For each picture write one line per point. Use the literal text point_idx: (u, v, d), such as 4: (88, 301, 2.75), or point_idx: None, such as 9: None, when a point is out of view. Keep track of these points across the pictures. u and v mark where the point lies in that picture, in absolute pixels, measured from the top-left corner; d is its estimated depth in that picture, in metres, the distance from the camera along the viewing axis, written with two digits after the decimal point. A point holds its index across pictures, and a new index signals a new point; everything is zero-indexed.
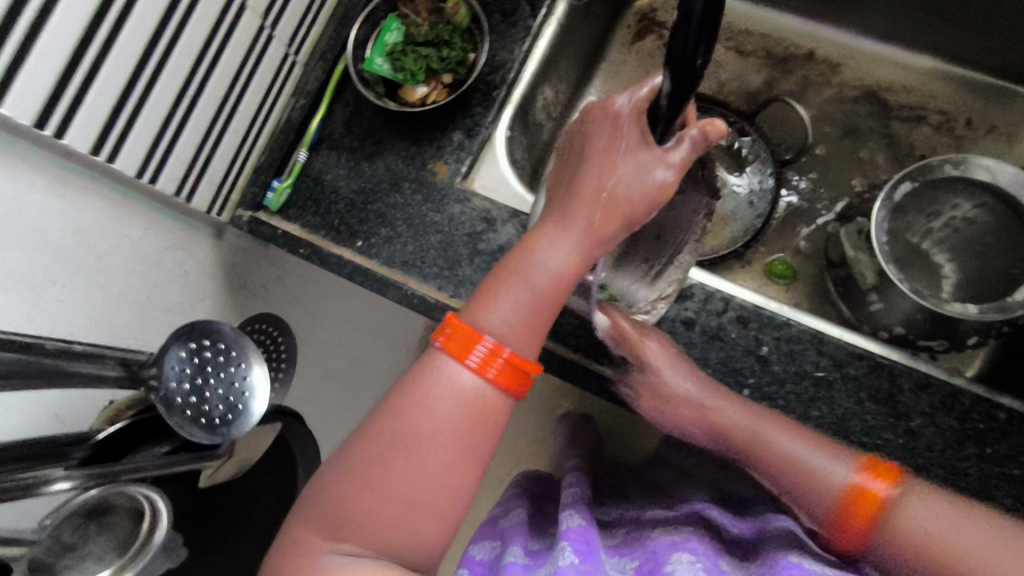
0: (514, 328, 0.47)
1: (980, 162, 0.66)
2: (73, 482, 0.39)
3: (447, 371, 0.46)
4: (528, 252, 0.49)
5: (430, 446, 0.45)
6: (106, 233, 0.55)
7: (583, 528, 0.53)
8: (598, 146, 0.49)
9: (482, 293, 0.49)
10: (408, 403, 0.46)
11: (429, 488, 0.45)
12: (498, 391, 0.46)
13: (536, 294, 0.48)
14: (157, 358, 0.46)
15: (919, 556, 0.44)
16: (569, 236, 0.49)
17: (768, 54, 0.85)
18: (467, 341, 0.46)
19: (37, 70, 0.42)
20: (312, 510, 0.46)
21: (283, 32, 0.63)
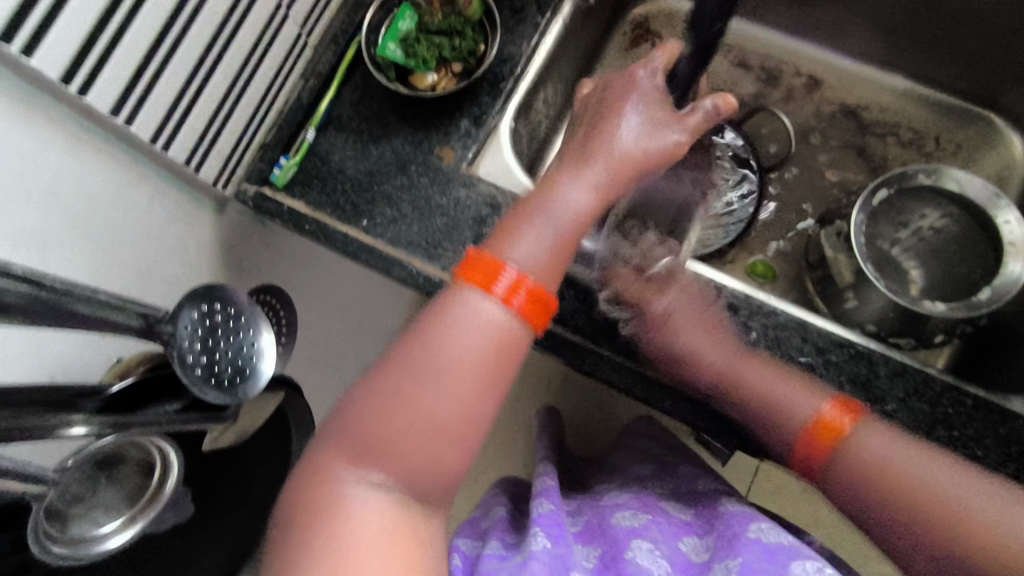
0: (537, 260, 0.49)
1: (951, 173, 0.71)
2: (90, 429, 0.40)
3: (473, 301, 0.47)
4: (551, 190, 0.52)
5: (455, 377, 0.47)
6: (116, 196, 0.55)
7: (553, 512, 0.57)
8: (617, 107, 0.54)
9: (503, 234, 0.51)
10: (437, 331, 0.47)
11: (450, 418, 0.47)
12: (520, 322, 0.47)
13: (558, 229, 0.51)
14: (172, 316, 0.46)
15: (873, 491, 0.51)
16: (591, 175, 0.52)
17: (755, 67, 0.89)
18: (492, 271, 0.47)
19: (69, 26, 0.43)
20: (340, 433, 0.47)
21: (298, 13, 0.64)
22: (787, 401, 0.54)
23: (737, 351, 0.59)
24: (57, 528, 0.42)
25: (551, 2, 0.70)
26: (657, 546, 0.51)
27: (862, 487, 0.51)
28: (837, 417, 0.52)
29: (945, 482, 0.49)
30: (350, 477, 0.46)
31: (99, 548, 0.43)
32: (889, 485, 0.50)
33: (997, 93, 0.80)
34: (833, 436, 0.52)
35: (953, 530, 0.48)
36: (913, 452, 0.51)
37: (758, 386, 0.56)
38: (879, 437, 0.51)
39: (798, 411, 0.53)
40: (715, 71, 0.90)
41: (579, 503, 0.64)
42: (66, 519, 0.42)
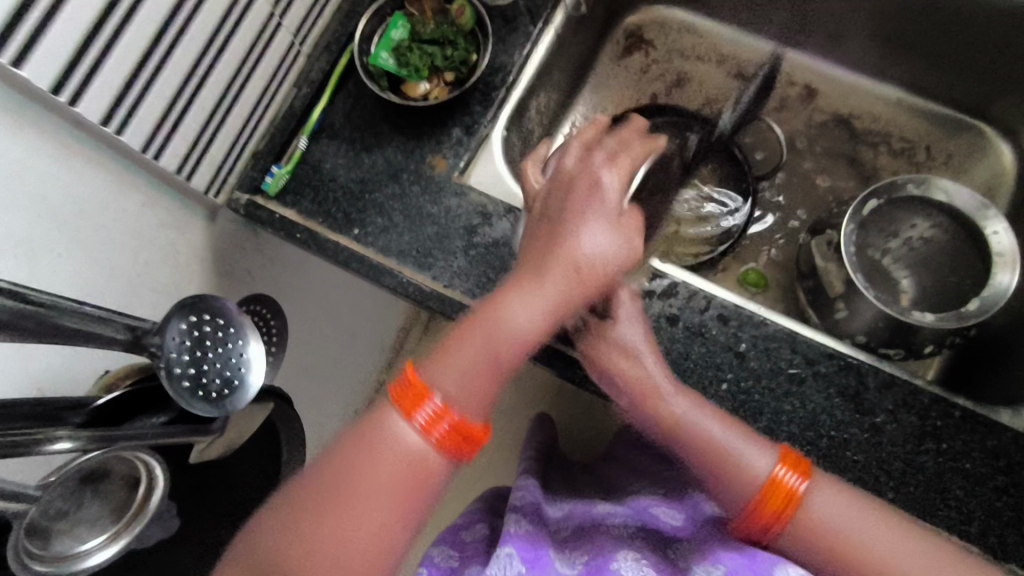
0: (468, 389, 0.49)
1: (940, 184, 0.71)
2: (75, 444, 0.40)
3: (394, 428, 0.46)
4: (495, 311, 0.51)
5: (379, 491, 0.46)
6: (106, 206, 0.55)
7: (527, 532, 0.54)
8: (573, 215, 0.53)
9: (441, 356, 0.50)
10: (359, 449, 0.46)
11: (372, 535, 0.45)
12: (443, 452, 0.47)
13: (495, 359, 0.50)
14: (159, 328, 0.46)
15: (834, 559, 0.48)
16: (541, 299, 0.51)
17: (747, 76, 0.90)
18: (420, 396, 0.47)
19: (61, 36, 0.43)
20: (255, 548, 0.45)
21: (291, 21, 0.64)
22: (735, 458, 0.50)
23: (726, 362, 0.59)
24: (39, 545, 0.41)
25: (543, 11, 0.70)
26: (642, 559, 0.52)
27: (812, 555, 0.48)
28: (792, 483, 0.48)
29: (898, 551, 0.47)
30: None
31: (82, 565, 0.43)
32: (847, 552, 0.48)
33: (986, 104, 0.81)
34: (787, 502, 0.48)
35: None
36: (862, 521, 0.48)
37: (706, 435, 0.52)
38: (828, 494, 0.49)
39: (749, 472, 0.50)
40: (708, 80, 0.90)
41: (570, 507, 0.64)
42: (49, 536, 0.42)
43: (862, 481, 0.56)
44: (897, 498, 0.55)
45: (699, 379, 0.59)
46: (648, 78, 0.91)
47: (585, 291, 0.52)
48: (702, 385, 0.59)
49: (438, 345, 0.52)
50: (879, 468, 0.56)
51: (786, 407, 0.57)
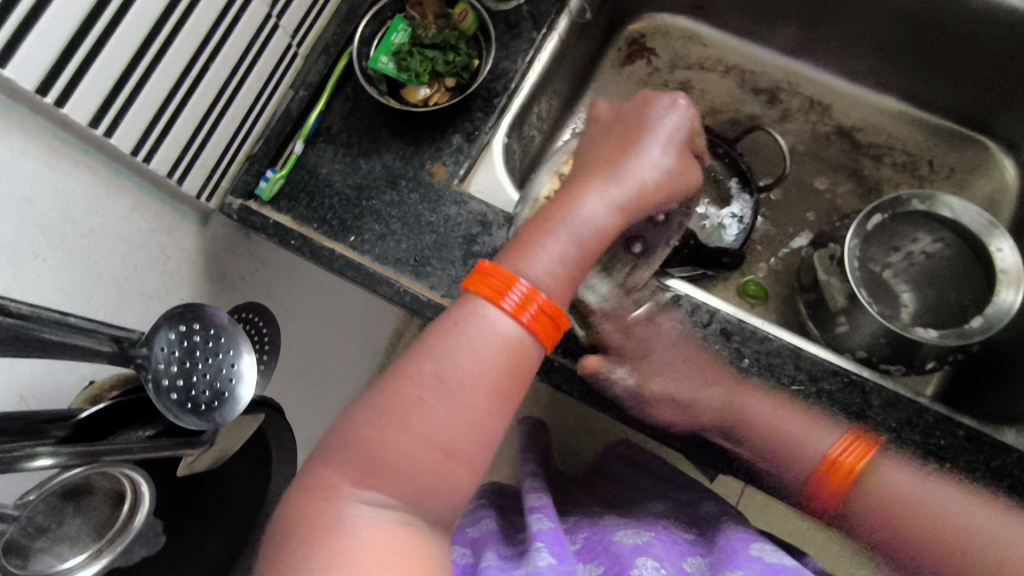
0: (558, 275, 0.49)
1: (945, 200, 0.70)
2: (56, 460, 0.38)
3: (484, 318, 0.47)
4: (571, 204, 0.52)
5: (468, 390, 0.46)
6: (94, 210, 0.53)
7: (553, 530, 0.55)
8: (644, 130, 0.56)
9: (520, 247, 0.50)
10: (449, 348, 0.46)
11: (461, 437, 0.45)
12: (532, 337, 0.47)
13: (581, 244, 0.51)
14: (146, 339, 0.45)
15: (892, 523, 0.51)
16: (611, 196, 0.53)
17: (750, 86, 0.89)
18: (503, 284, 0.47)
19: (44, 39, 0.41)
20: (339, 449, 0.45)
21: (289, 23, 0.63)
22: (806, 444, 0.53)
23: (728, 380, 0.58)
24: (17, 563, 0.40)
25: (547, 17, 0.69)
26: (663, 565, 0.50)
27: (877, 519, 0.51)
28: (851, 455, 0.52)
29: (979, 517, 0.50)
30: (353, 500, 0.43)
31: None
32: (903, 513, 0.51)
33: (990, 118, 0.80)
34: (846, 474, 0.52)
35: (955, 551, 0.49)
36: (972, 510, 0.51)
37: (762, 417, 0.56)
38: (886, 468, 0.52)
39: (812, 451, 0.53)
40: (711, 89, 0.90)
41: (576, 521, 0.63)
42: (27, 555, 0.41)
43: None
44: None
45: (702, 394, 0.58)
46: (652, 86, 0.90)
47: (655, 196, 0.55)
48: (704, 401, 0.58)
49: (513, 239, 0.52)
50: None
51: None
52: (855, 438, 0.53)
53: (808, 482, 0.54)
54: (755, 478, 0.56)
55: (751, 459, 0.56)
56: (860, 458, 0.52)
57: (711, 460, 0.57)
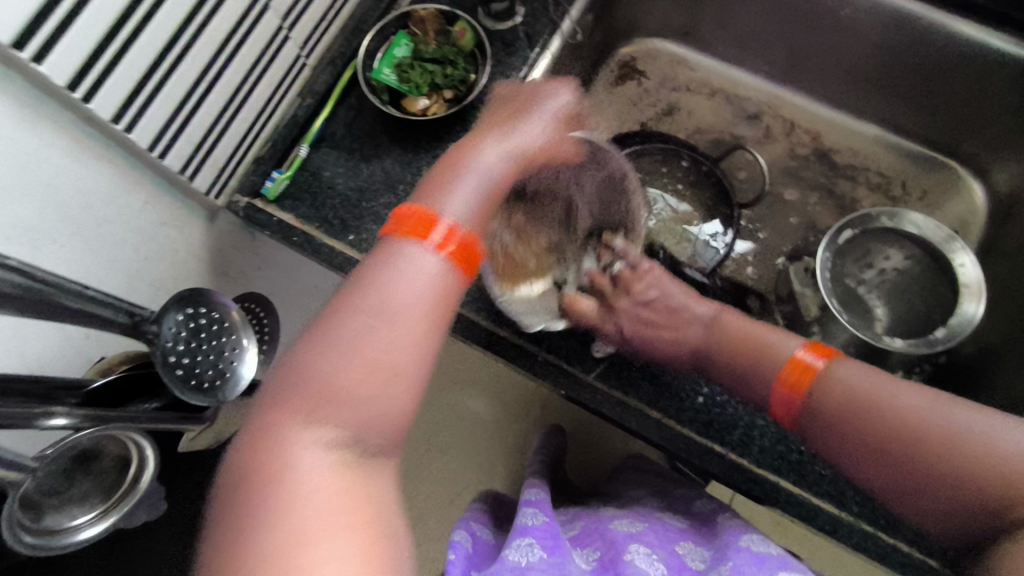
0: (467, 214, 0.49)
1: (910, 217, 0.75)
2: (70, 420, 0.41)
3: (410, 253, 0.46)
4: (462, 162, 0.52)
5: (408, 318, 0.44)
6: (111, 200, 0.57)
7: (545, 525, 0.55)
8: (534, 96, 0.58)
9: (423, 197, 0.50)
10: (387, 279, 0.44)
11: (400, 367, 0.43)
12: (452, 269, 0.46)
13: (476, 191, 0.51)
14: (157, 317, 0.48)
15: (857, 416, 0.50)
16: (500, 151, 0.53)
17: (734, 107, 0.94)
18: (423, 220, 0.47)
19: (78, 37, 0.45)
20: (280, 387, 0.43)
21: (299, 35, 0.67)
22: (772, 350, 0.56)
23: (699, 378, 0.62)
24: (30, 517, 0.44)
25: (540, 37, 0.74)
26: (652, 550, 0.51)
27: (838, 417, 0.51)
28: (811, 357, 0.54)
29: (950, 414, 0.48)
30: (297, 438, 0.40)
31: (74, 537, 0.45)
32: (860, 401, 0.51)
33: (959, 143, 0.85)
34: (809, 376, 0.53)
35: (941, 447, 0.47)
36: (950, 410, 0.49)
37: (739, 330, 0.59)
38: (848, 367, 0.53)
39: (779, 356, 0.55)
40: (697, 110, 0.95)
41: (573, 513, 0.65)
42: (39, 511, 0.44)
43: (829, 494, 0.57)
44: (861, 512, 0.57)
45: (675, 391, 0.61)
46: (642, 106, 0.95)
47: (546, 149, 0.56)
48: (678, 399, 0.61)
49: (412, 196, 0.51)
50: (846, 483, 0.57)
51: (758, 421, 0.60)
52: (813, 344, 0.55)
53: (772, 393, 0.55)
54: (727, 472, 0.59)
55: (723, 453, 0.59)
56: (818, 363, 0.53)
57: (685, 454, 0.60)
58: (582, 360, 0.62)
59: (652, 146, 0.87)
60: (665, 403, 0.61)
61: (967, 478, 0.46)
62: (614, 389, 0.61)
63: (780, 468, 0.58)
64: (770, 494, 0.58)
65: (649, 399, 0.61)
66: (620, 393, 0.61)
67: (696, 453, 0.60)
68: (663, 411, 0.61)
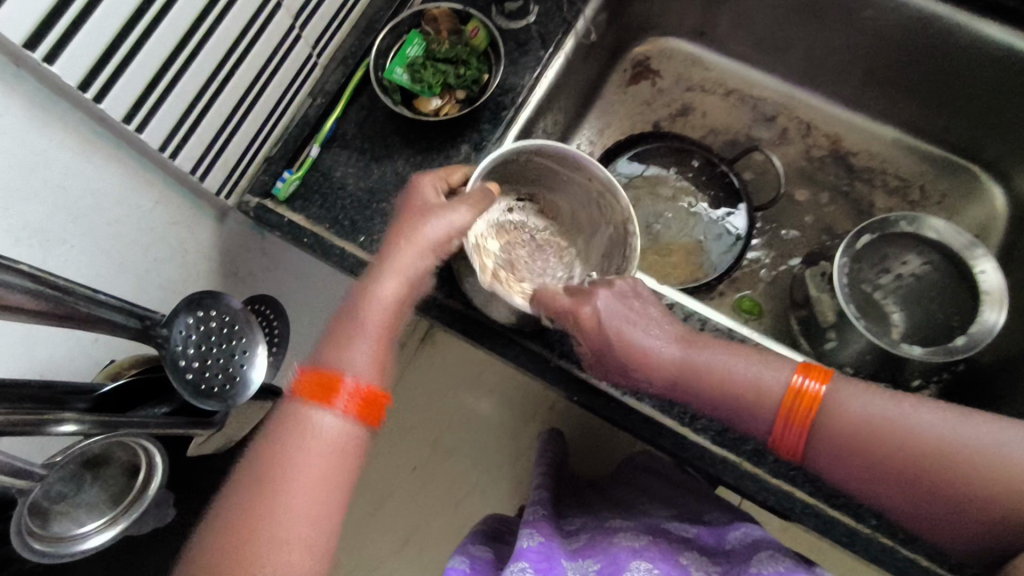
0: (367, 360, 0.53)
1: (930, 223, 0.73)
2: (80, 427, 0.41)
3: (310, 418, 0.50)
4: (360, 307, 0.54)
5: (307, 477, 0.49)
6: (121, 200, 0.56)
7: (540, 546, 0.54)
8: (411, 214, 0.56)
9: (329, 347, 0.54)
10: (282, 445, 0.49)
11: (306, 521, 0.48)
12: (355, 424, 0.51)
13: (371, 338, 0.54)
14: (168, 321, 0.48)
15: (869, 443, 0.52)
16: (389, 283, 0.54)
17: (749, 108, 0.93)
18: (325, 386, 0.51)
19: (91, 37, 0.45)
20: (203, 554, 0.47)
21: (310, 34, 0.66)
22: (764, 382, 0.55)
23: None
24: (39, 524, 0.43)
25: (554, 37, 0.73)
26: (655, 565, 0.50)
27: (850, 449, 0.52)
28: (811, 384, 0.54)
29: (958, 427, 0.50)
30: None
31: (81, 546, 0.44)
32: (872, 428, 0.52)
33: (980, 146, 0.83)
34: (811, 405, 0.53)
35: (953, 467, 0.49)
36: (956, 422, 0.51)
37: (714, 365, 0.56)
38: (848, 390, 0.54)
39: (774, 389, 0.55)
40: (711, 111, 0.93)
41: (582, 524, 0.64)
42: (47, 518, 0.43)
43: (847, 506, 0.56)
44: (880, 525, 0.56)
45: None
46: (656, 107, 0.94)
47: (433, 262, 0.56)
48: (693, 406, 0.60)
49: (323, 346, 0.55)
50: None
51: None
52: (806, 367, 0.55)
53: (777, 429, 0.54)
54: (741, 481, 0.58)
55: (738, 463, 0.58)
56: (815, 388, 0.54)
57: (699, 463, 0.59)
58: None
59: (666, 146, 0.87)
60: (680, 410, 0.59)
61: (993, 492, 0.48)
62: (628, 397, 0.60)
63: (795, 479, 0.57)
64: (786, 505, 0.57)
65: (664, 407, 0.60)
66: (634, 401, 0.60)
67: (711, 463, 0.59)
68: (678, 419, 0.59)
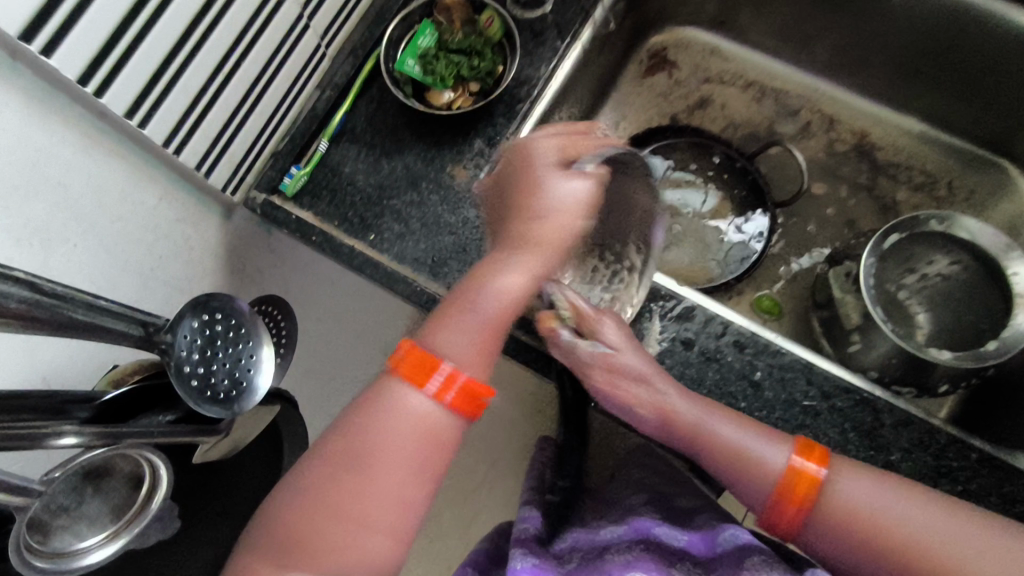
0: (473, 346, 0.50)
1: (964, 223, 0.69)
2: (80, 440, 0.39)
3: (404, 402, 0.47)
4: (483, 281, 0.52)
5: (383, 470, 0.47)
6: (124, 197, 0.54)
7: (534, 567, 0.50)
8: (537, 188, 0.54)
9: (442, 319, 0.51)
10: (364, 428, 0.47)
11: (378, 515, 0.46)
12: (451, 414, 0.48)
13: (485, 318, 0.51)
14: (171, 326, 0.46)
15: (860, 540, 0.48)
16: (520, 261, 0.52)
17: (771, 101, 0.90)
18: (429, 366, 0.48)
19: (90, 29, 0.43)
20: (265, 535, 0.46)
21: (319, 24, 0.64)
22: (761, 455, 0.50)
23: (741, 390, 0.58)
24: (39, 540, 0.41)
25: (571, 26, 0.70)
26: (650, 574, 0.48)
27: (838, 541, 0.49)
28: (812, 467, 0.49)
29: (960, 539, 0.46)
30: None
31: (81, 562, 0.42)
32: (858, 523, 0.48)
33: (1012, 141, 0.80)
34: (810, 489, 0.49)
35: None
36: (961, 530, 0.47)
37: (707, 432, 0.52)
38: (852, 480, 0.49)
39: (772, 466, 0.50)
40: (731, 103, 0.90)
41: (573, 536, 0.58)
42: (47, 532, 0.42)
43: None
44: None
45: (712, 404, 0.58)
46: (674, 99, 0.91)
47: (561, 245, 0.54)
48: None
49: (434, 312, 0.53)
50: None
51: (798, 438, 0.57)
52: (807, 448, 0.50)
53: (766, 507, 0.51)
54: None
55: None
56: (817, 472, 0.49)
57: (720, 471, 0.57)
58: None
59: (685, 141, 0.85)
60: None
61: None
62: None
63: None
64: None
65: None
66: None
67: None
68: None
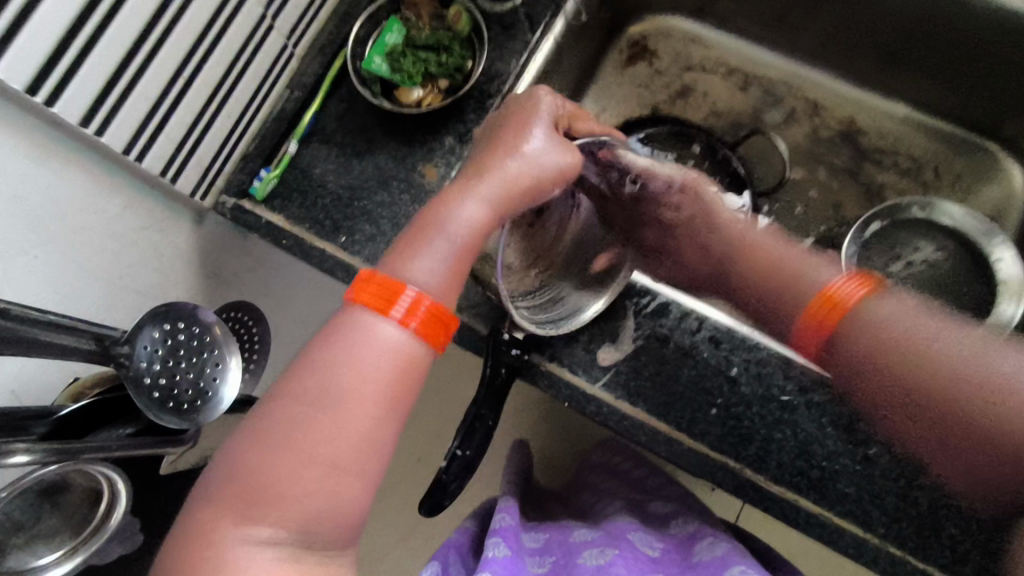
0: (437, 276, 0.47)
1: (943, 208, 0.70)
2: (33, 457, 0.39)
3: (369, 333, 0.44)
4: (444, 209, 0.48)
5: (348, 407, 0.44)
6: (85, 208, 0.54)
7: (509, 558, 0.50)
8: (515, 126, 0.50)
9: (402, 247, 0.48)
10: (325, 363, 0.44)
11: (343, 456, 0.43)
12: (418, 345, 0.45)
13: (452, 245, 0.47)
14: (129, 338, 0.46)
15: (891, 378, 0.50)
16: (485, 188, 0.48)
17: (754, 88, 0.88)
18: (390, 292, 0.45)
19: (36, 37, 0.42)
20: (222, 480, 0.43)
21: (284, 24, 0.62)
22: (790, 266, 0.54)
23: (716, 386, 0.57)
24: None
25: (543, 18, 0.68)
26: None
27: (861, 371, 0.51)
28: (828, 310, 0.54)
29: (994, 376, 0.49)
30: (235, 534, 0.42)
31: None
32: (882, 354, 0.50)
33: (998, 124, 0.78)
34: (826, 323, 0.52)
35: (991, 405, 0.47)
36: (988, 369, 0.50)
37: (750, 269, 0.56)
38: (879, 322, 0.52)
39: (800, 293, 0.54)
40: (713, 91, 0.89)
41: (547, 536, 0.59)
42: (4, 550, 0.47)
43: (852, 515, 0.54)
44: (887, 533, 0.53)
45: (688, 402, 0.57)
46: (655, 89, 0.89)
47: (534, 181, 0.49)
48: (690, 410, 0.57)
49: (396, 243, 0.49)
50: (871, 502, 0.54)
51: (776, 435, 0.56)
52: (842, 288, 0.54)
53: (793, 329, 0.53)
54: (740, 490, 0.56)
55: (737, 470, 0.55)
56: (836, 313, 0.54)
57: (696, 468, 0.57)
58: (588, 369, 0.58)
59: (666, 131, 0.84)
60: (677, 416, 0.57)
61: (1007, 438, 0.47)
62: (622, 402, 0.57)
63: (799, 486, 0.55)
64: (788, 514, 0.55)
65: (659, 411, 0.57)
66: (628, 406, 0.57)
67: (709, 470, 0.56)
68: (674, 424, 0.57)
